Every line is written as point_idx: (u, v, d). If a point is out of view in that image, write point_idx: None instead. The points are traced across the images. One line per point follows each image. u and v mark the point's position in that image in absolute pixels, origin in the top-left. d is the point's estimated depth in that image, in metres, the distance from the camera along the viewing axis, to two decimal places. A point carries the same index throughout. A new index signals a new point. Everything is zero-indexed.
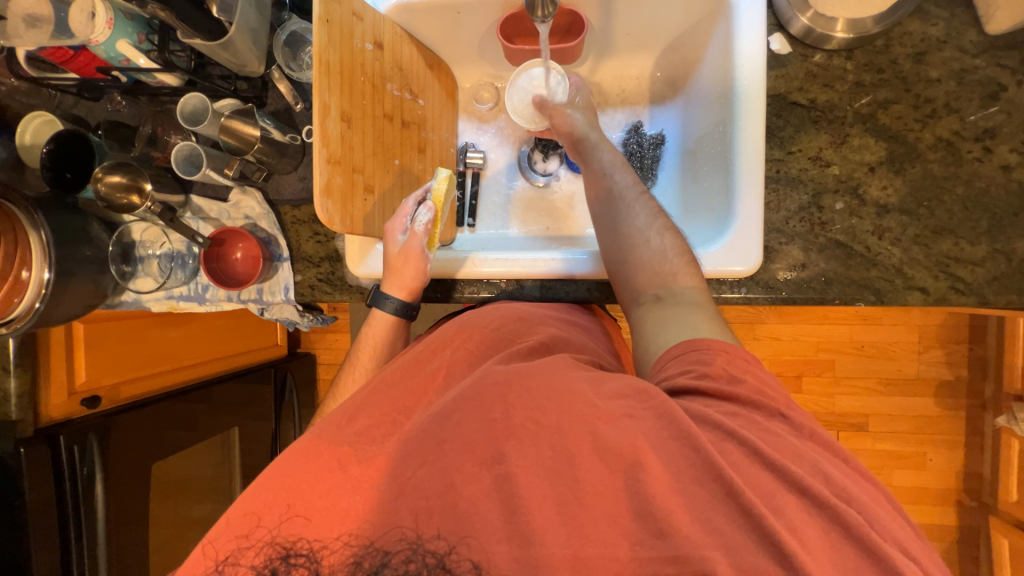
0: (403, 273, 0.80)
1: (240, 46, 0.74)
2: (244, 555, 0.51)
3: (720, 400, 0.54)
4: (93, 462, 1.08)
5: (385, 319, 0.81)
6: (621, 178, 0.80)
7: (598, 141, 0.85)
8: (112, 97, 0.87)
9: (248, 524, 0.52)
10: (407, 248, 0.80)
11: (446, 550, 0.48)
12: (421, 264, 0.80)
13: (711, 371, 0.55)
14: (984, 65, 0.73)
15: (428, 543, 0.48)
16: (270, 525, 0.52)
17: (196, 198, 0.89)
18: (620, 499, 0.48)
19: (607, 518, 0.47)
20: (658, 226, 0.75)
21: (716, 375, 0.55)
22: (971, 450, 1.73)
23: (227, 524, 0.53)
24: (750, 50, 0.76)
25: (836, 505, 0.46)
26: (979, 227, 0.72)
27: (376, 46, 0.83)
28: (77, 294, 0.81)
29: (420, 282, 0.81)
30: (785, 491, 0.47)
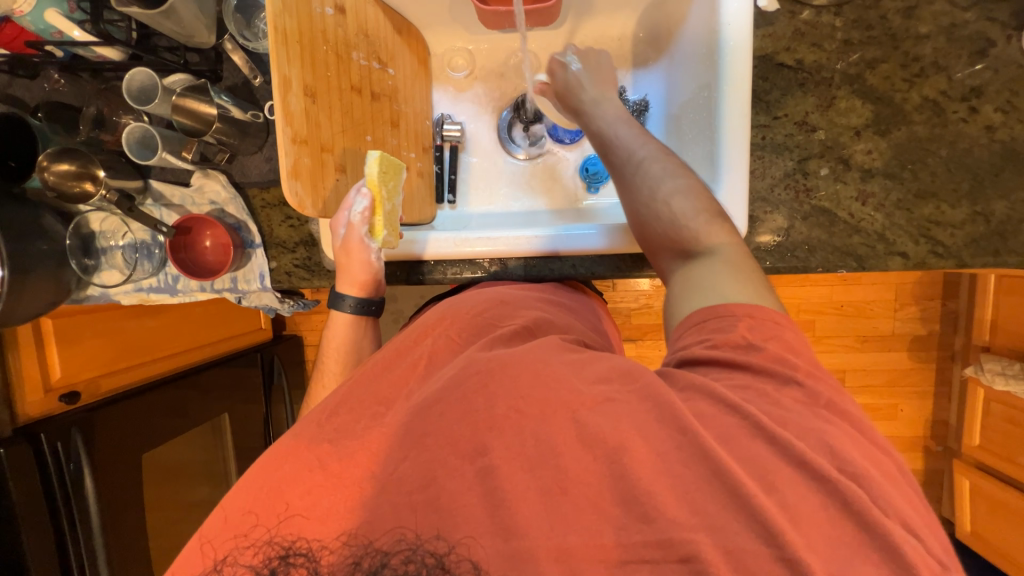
0: (349, 268, 0.78)
1: (184, 14, 0.67)
2: (241, 555, 0.51)
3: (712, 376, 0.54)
4: (79, 458, 1.06)
5: (344, 318, 0.79)
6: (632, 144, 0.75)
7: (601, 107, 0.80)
8: (48, 74, 0.78)
9: (247, 522, 0.52)
10: (349, 242, 0.77)
11: (446, 550, 0.48)
12: (365, 257, 0.78)
13: (728, 340, 0.55)
14: (975, 19, 0.70)
15: (427, 544, 0.49)
16: (268, 524, 0.52)
17: (156, 183, 0.84)
18: (606, 484, 0.49)
19: (593, 505, 0.48)
20: (681, 185, 0.68)
21: (734, 344, 0.55)
22: (939, 399, 1.82)
23: (221, 525, 0.53)
24: (736, 7, 0.72)
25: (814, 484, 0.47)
26: (961, 189, 0.72)
27: (338, 11, 0.77)
28: (37, 292, 0.77)
29: (370, 276, 0.79)
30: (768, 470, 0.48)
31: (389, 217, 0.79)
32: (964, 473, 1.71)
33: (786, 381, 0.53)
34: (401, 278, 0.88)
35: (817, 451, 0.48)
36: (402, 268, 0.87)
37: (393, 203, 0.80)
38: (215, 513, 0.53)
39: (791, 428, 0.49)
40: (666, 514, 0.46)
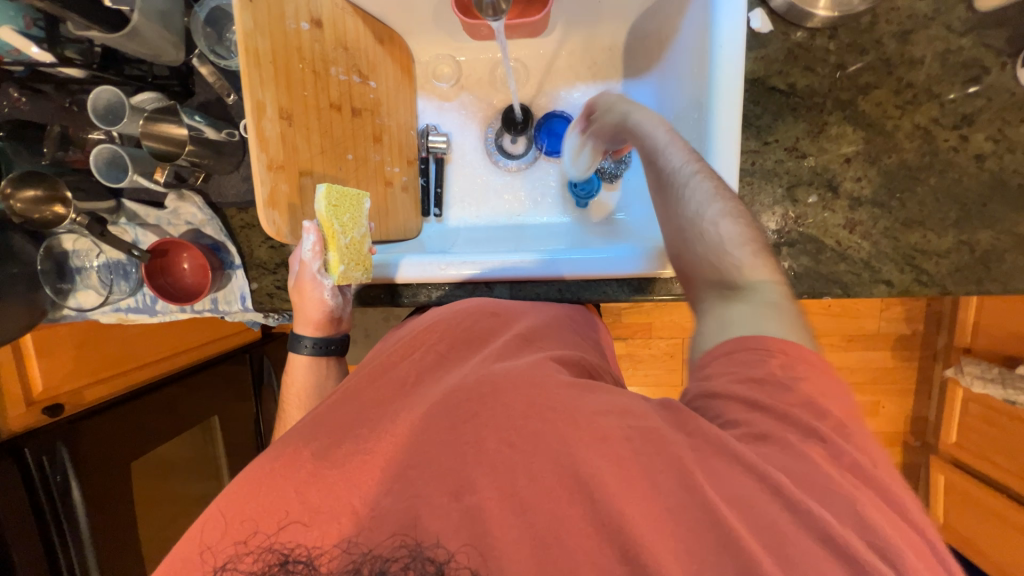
0: (305, 309, 0.78)
1: (149, 35, 0.63)
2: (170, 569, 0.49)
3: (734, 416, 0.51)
4: (65, 469, 1.06)
5: (299, 362, 0.82)
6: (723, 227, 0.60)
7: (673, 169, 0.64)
8: (8, 92, 0.73)
9: (247, 529, 0.50)
10: (302, 284, 0.77)
11: (446, 558, 0.46)
12: (321, 302, 0.77)
13: (757, 377, 0.52)
14: (970, 45, 0.69)
15: (428, 551, 0.47)
16: (269, 530, 0.50)
17: (129, 202, 0.81)
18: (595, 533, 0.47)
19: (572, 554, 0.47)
20: (739, 236, 0.60)
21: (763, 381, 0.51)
22: (920, 396, 1.85)
23: (224, 527, 0.51)
24: (731, 27, 0.69)
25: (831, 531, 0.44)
26: (948, 218, 0.72)
27: (314, 25, 0.73)
28: (10, 316, 0.76)
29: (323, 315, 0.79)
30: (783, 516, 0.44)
31: (347, 254, 0.74)
32: (940, 468, 1.76)
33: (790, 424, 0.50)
34: (384, 300, 0.86)
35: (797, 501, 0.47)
36: (383, 288, 0.85)
37: (352, 235, 0.75)
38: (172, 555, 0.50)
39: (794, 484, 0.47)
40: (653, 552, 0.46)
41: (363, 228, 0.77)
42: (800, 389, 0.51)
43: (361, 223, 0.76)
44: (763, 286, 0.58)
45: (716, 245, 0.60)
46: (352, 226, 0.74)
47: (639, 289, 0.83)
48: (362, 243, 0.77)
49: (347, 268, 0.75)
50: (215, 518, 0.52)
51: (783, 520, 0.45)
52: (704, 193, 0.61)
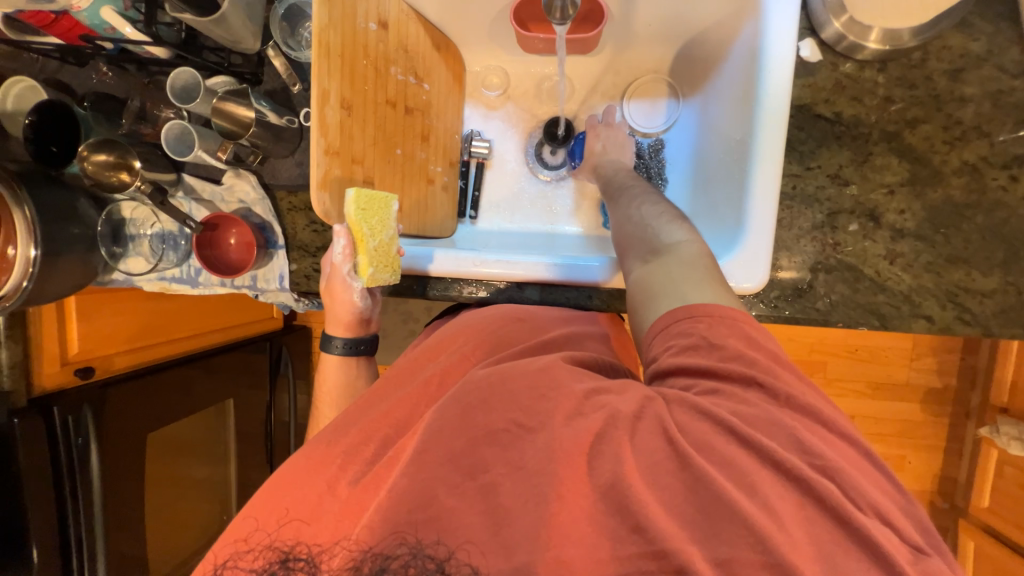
0: (336, 311, 0.82)
1: (235, 22, 0.69)
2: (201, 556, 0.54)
3: (742, 407, 0.51)
4: (87, 432, 1.06)
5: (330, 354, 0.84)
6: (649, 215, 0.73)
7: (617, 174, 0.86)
8: (97, 67, 0.82)
9: (249, 528, 0.55)
10: (334, 286, 0.80)
11: (446, 556, 0.49)
12: (348, 303, 0.80)
13: (693, 342, 0.56)
14: (1023, 87, 0.69)
15: (428, 549, 0.49)
16: (269, 529, 0.54)
17: (189, 177, 0.86)
18: (601, 523, 0.49)
19: (583, 548, 0.48)
20: (667, 216, 0.72)
21: (699, 346, 0.56)
22: (949, 454, 1.75)
23: (226, 537, 0.55)
24: (779, 54, 0.72)
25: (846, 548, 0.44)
26: (994, 258, 0.70)
27: (381, 26, 0.78)
28: (67, 273, 0.80)
29: (352, 316, 0.82)
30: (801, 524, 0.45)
31: (374, 256, 0.76)
32: (969, 533, 1.65)
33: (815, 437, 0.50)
34: (415, 291, 0.87)
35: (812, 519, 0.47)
36: (415, 279, 0.87)
37: (381, 238, 0.76)
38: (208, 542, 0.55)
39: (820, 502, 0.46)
40: (665, 554, 0.46)
41: (388, 232, 0.77)
42: (820, 407, 0.52)
43: (389, 228, 0.77)
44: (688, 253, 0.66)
45: (646, 222, 0.73)
46: (380, 231, 0.75)
47: None
48: (390, 245, 0.78)
49: (375, 270, 0.77)
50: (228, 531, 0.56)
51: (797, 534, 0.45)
52: (646, 201, 0.77)
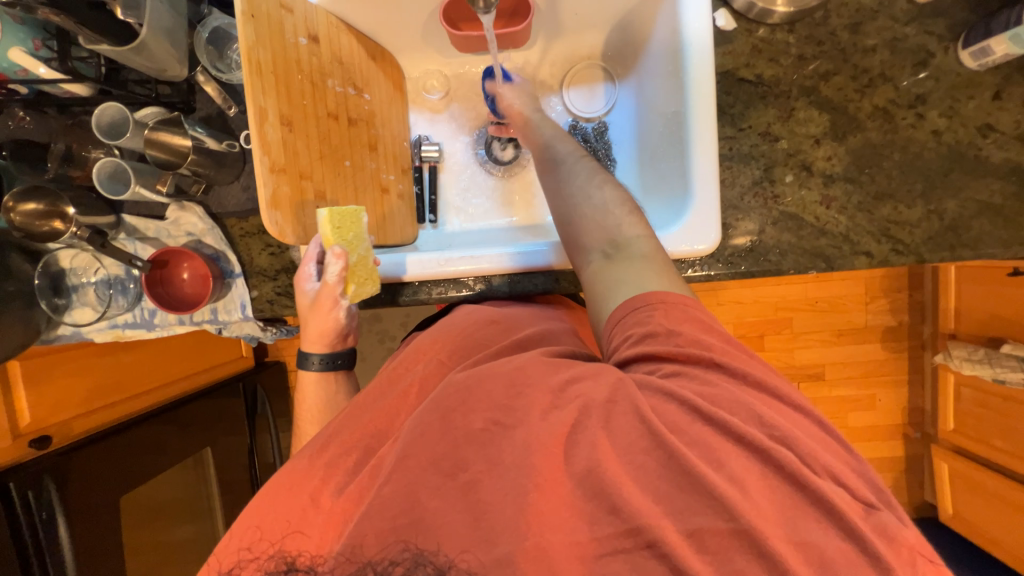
0: (317, 332, 0.78)
1: (156, 49, 0.67)
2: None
3: (696, 382, 0.54)
4: (51, 504, 0.99)
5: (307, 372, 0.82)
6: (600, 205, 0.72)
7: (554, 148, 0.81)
8: (11, 112, 0.75)
9: (249, 537, 0.56)
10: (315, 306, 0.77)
11: (447, 564, 0.48)
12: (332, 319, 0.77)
13: (651, 330, 0.58)
14: (915, 33, 0.76)
15: (429, 554, 0.49)
16: (273, 539, 0.56)
17: (128, 217, 0.82)
18: (591, 496, 0.50)
19: (570, 519, 0.49)
20: (617, 205, 0.71)
21: (657, 334, 0.58)
22: (914, 386, 1.86)
23: (229, 539, 0.57)
24: (696, 26, 0.77)
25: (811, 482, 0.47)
26: (915, 189, 0.77)
27: (312, 40, 0.77)
28: (6, 334, 0.75)
29: (336, 332, 0.79)
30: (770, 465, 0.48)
31: (353, 270, 0.76)
32: (942, 457, 1.74)
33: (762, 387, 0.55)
34: (384, 299, 0.87)
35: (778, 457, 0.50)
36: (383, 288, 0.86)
37: (359, 252, 0.76)
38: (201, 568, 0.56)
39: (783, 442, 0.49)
40: (650, 508, 0.48)
41: (364, 241, 0.77)
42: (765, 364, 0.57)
43: (363, 237, 0.77)
44: (636, 243, 0.69)
45: (598, 211, 0.71)
46: (354, 240, 0.75)
47: None
48: (368, 258, 0.79)
49: (356, 285, 0.77)
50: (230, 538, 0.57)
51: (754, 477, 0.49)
52: (595, 184, 0.74)
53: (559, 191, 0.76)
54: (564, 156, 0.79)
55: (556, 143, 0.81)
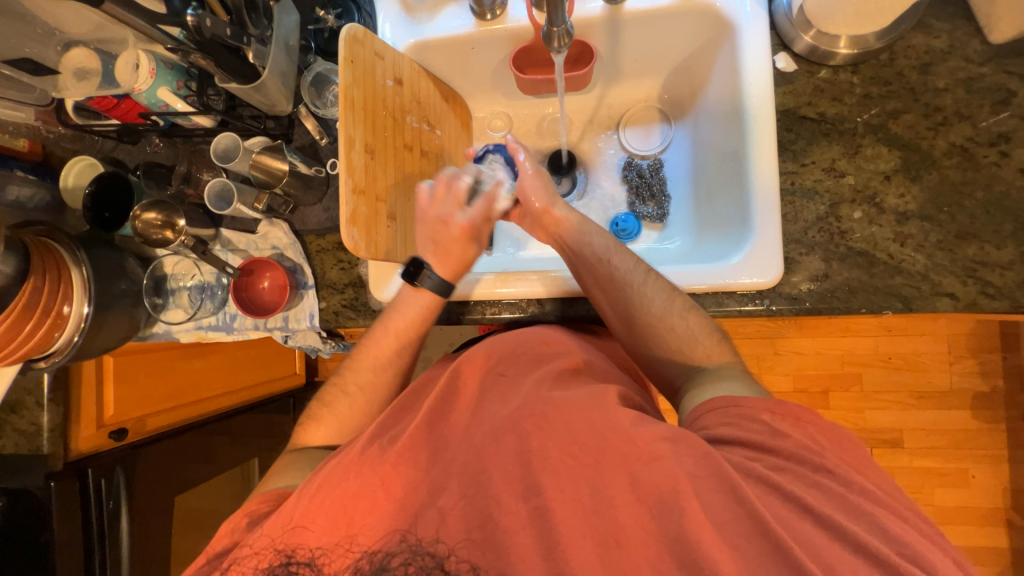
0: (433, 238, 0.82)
1: (272, 88, 0.80)
2: (251, 561, 0.59)
3: (770, 456, 0.56)
4: (118, 494, 1.05)
5: (423, 302, 0.81)
6: (681, 324, 0.73)
7: (612, 254, 0.79)
8: (150, 140, 0.93)
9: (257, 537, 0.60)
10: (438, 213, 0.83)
11: (446, 553, 0.55)
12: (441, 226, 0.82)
13: (755, 428, 0.57)
14: (991, 72, 0.74)
15: (427, 547, 0.55)
16: (275, 535, 0.59)
17: (226, 231, 0.93)
18: (661, 538, 0.51)
19: (637, 556, 0.51)
20: (677, 309, 0.74)
21: (761, 432, 0.57)
22: (1017, 465, 1.58)
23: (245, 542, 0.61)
24: (755, 71, 0.80)
25: (882, 552, 0.48)
26: (1003, 230, 0.72)
27: (397, 82, 0.87)
28: (113, 327, 0.85)
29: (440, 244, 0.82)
30: (836, 534, 0.49)
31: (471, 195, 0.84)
32: None
33: (832, 470, 0.54)
34: (440, 317, 0.90)
35: (852, 509, 0.51)
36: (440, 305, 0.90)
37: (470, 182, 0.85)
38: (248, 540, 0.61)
39: (834, 509, 0.51)
40: (714, 555, 0.49)
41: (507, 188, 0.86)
42: (837, 443, 0.58)
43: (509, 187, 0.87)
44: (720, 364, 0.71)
45: (663, 315, 0.74)
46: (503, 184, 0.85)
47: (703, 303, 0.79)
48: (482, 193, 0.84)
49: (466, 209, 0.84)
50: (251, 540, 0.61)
51: (818, 537, 0.49)
52: (654, 285, 0.76)
53: (613, 288, 0.77)
54: (599, 251, 0.79)
55: (590, 240, 0.80)
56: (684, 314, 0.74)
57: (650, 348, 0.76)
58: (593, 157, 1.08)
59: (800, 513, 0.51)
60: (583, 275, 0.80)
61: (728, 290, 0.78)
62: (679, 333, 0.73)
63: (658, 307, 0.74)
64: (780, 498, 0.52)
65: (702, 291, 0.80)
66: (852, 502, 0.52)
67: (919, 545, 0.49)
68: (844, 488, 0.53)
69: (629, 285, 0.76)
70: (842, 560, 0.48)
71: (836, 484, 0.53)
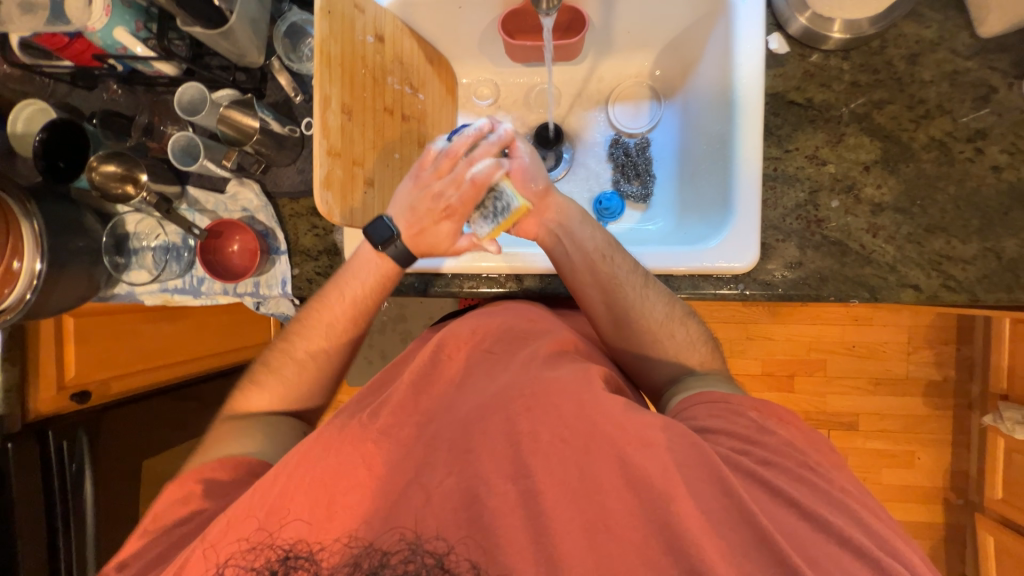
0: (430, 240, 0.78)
1: (241, 36, 0.75)
2: (245, 556, 0.55)
3: (761, 451, 0.58)
4: (81, 458, 1.04)
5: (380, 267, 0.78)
6: (677, 329, 0.75)
7: (613, 255, 0.77)
8: (108, 85, 0.86)
9: (249, 528, 0.56)
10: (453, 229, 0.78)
11: (446, 551, 0.54)
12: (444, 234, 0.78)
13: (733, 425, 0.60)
14: (976, 67, 0.75)
15: (427, 544, 0.54)
16: (270, 529, 0.56)
17: (192, 189, 0.89)
18: (643, 525, 0.53)
19: (622, 542, 0.52)
20: (678, 315, 0.76)
21: (740, 431, 0.59)
22: (957, 449, 1.69)
23: (226, 529, 0.57)
24: (748, 53, 0.79)
25: (851, 544, 0.50)
26: (970, 225, 0.74)
27: (378, 39, 0.83)
28: (70, 286, 0.80)
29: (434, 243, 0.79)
30: (807, 522, 0.52)
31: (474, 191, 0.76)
32: (986, 529, 1.57)
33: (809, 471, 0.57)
34: (417, 288, 0.88)
35: (818, 503, 0.54)
36: (418, 277, 0.88)
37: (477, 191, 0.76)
38: (224, 517, 0.57)
39: (809, 507, 0.53)
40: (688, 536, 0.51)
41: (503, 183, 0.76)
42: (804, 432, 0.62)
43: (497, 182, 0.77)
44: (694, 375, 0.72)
45: (664, 319, 0.75)
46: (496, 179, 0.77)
47: (679, 284, 0.81)
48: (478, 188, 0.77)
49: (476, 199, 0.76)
50: (226, 526, 0.57)
51: (795, 533, 0.52)
52: (654, 291, 0.76)
53: (611, 287, 0.76)
54: (600, 249, 0.77)
55: (581, 241, 0.78)
56: (683, 322, 0.76)
57: (635, 350, 0.76)
58: (580, 131, 1.06)
59: (771, 497, 0.54)
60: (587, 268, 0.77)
61: (704, 274, 0.79)
62: (671, 337, 0.75)
63: (658, 313, 0.75)
64: (757, 491, 0.54)
65: (679, 273, 0.81)
66: (825, 502, 0.54)
67: (870, 528, 0.53)
68: (809, 478, 0.56)
69: (630, 289, 0.75)
70: (810, 549, 0.51)
71: (811, 485, 0.55)
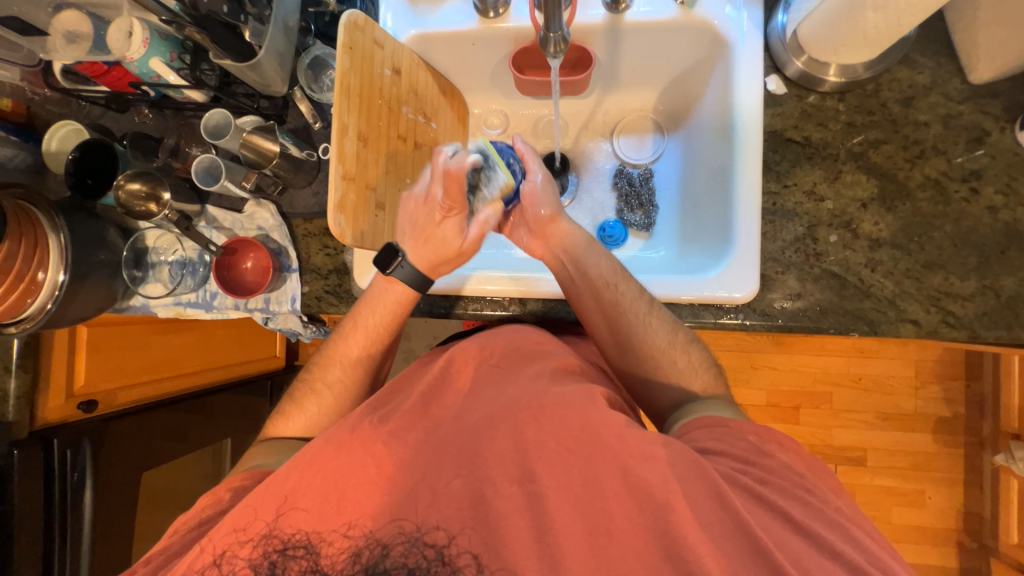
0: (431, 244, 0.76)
1: (267, 68, 0.79)
2: (244, 548, 0.56)
3: (752, 467, 0.58)
4: (84, 468, 1.02)
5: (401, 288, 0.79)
6: (677, 354, 0.76)
7: (617, 280, 0.78)
8: (139, 109, 0.92)
9: (247, 517, 0.58)
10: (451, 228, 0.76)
11: (446, 542, 0.54)
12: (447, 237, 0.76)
13: (735, 454, 0.59)
14: (969, 111, 0.77)
15: (426, 536, 0.55)
16: (268, 519, 0.57)
17: (212, 208, 0.92)
18: (643, 552, 0.52)
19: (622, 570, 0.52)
20: (681, 342, 0.76)
21: (742, 460, 0.59)
22: (969, 489, 1.64)
23: (227, 519, 0.58)
24: (747, 93, 0.82)
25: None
26: (969, 263, 0.75)
27: (395, 72, 0.87)
28: (89, 296, 0.83)
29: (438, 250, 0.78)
30: (814, 556, 0.51)
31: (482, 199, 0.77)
32: None
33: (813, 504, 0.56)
34: (423, 309, 0.90)
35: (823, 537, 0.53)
36: (424, 298, 0.90)
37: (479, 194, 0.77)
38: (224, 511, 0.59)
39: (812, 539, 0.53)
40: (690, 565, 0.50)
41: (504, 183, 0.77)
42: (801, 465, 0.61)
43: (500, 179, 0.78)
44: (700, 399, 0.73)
45: (666, 345, 0.76)
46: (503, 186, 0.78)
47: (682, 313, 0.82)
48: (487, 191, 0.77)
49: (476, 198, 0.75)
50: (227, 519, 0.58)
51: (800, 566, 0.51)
52: (657, 317, 0.77)
53: (613, 312, 0.77)
54: (604, 275, 0.78)
55: (590, 267, 0.79)
56: (686, 349, 0.76)
57: (637, 373, 0.78)
58: (585, 161, 1.09)
59: (774, 528, 0.53)
60: (591, 293, 0.78)
61: (704, 303, 0.81)
62: (673, 364, 0.76)
63: (660, 340, 0.76)
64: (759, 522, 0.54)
65: (680, 302, 0.82)
66: (830, 536, 0.53)
67: (874, 564, 0.52)
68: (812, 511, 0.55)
69: (632, 317, 0.76)
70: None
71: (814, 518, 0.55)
